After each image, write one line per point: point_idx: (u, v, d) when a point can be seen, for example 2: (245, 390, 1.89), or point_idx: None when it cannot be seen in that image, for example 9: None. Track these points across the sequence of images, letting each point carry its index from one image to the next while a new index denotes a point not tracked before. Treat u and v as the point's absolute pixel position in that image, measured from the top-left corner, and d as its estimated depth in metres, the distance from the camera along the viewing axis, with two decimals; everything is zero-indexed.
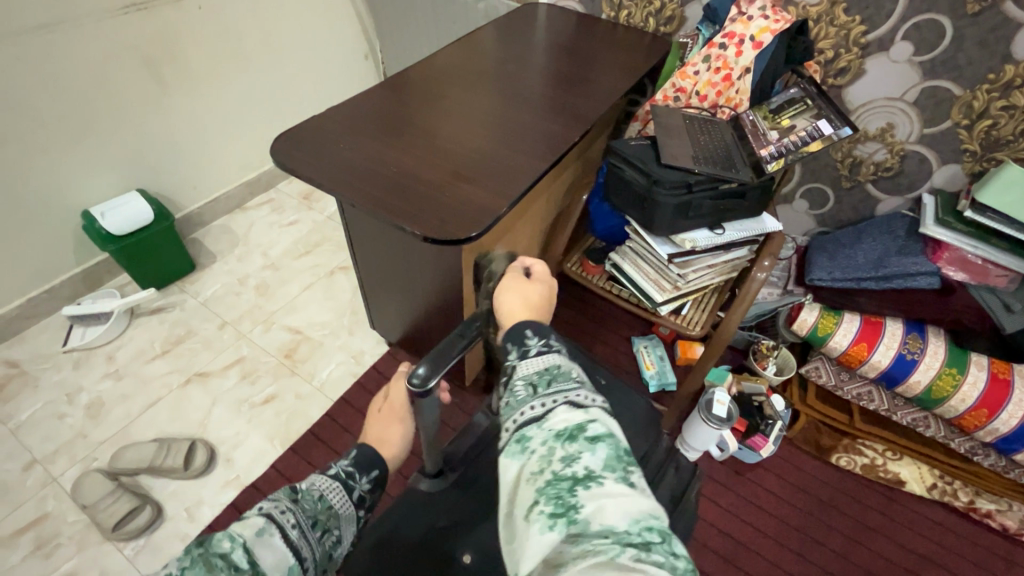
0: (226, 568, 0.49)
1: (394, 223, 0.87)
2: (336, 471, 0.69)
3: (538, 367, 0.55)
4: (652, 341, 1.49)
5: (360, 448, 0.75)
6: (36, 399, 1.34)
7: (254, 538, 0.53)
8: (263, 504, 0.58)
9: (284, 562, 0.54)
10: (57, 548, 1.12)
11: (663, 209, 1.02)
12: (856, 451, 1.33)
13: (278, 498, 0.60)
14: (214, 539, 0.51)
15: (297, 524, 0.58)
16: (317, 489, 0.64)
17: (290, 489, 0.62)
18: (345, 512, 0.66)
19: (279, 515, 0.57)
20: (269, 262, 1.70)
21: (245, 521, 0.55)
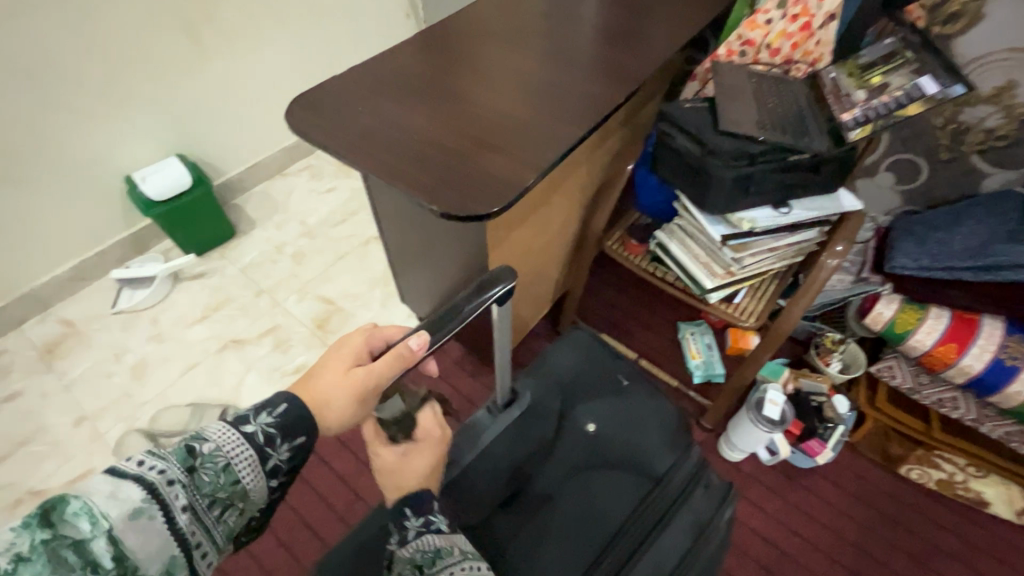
0: (80, 567, 0.37)
1: (411, 195, 0.80)
2: (253, 428, 0.47)
3: (428, 547, 0.48)
4: (700, 328, 1.36)
5: (291, 402, 0.50)
6: (87, 358, 1.40)
7: (122, 525, 0.39)
8: (144, 464, 0.42)
9: (165, 551, 0.41)
10: None
11: (718, 184, 0.88)
12: (931, 465, 1.16)
13: (168, 455, 0.44)
14: (68, 516, 0.38)
15: (189, 505, 0.43)
16: (222, 452, 0.46)
17: (185, 450, 0.44)
18: (261, 483, 0.47)
19: (164, 490, 0.42)
20: (306, 230, 1.68)
21: (114, 489, 0.40)
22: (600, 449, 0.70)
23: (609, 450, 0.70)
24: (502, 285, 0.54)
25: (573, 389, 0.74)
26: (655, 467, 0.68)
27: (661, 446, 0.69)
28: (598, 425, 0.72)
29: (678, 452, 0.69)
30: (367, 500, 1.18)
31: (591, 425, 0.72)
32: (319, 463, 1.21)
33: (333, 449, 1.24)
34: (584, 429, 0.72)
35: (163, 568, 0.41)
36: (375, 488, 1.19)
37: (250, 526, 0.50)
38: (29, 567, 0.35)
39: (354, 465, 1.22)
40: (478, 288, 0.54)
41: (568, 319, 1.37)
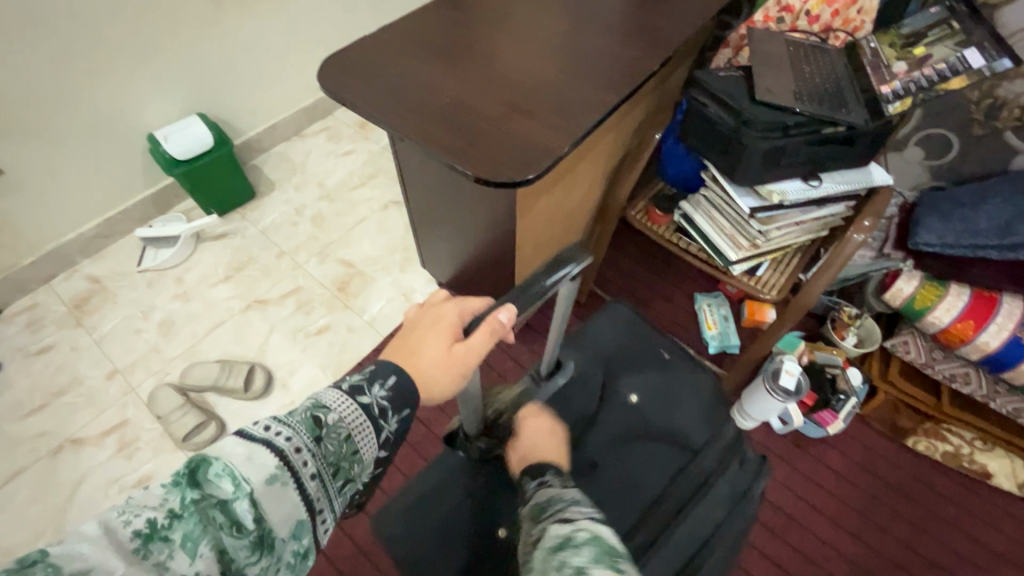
0: (227, 526, 0.40)
1: (446, 160, 0.80)
2: (368, 400, 0.50)
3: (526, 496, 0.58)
4: (717, 300, 1.38)
5: (399, 375, 0.52)
6: (116, 314, 1.44)
7: (261, 491, 0.42)
8: (273, 432, 0.44)
9: (295, 516, 0.43)
10: (138, 451, 1.22)
11: (750, 155, 0.88)
12: (939, 437, 1.20)
13: (296, 423, 0.46)
14: (212, 477, 0.41)
15: (316, 473, 0.46)
16: (343, 423, 0.48)
17: (312, 421, 0.47)
18: (373, 452, 0.51)
19: (292, 457, 0.44)
20: (325, 192, 1.69)
21: (250, 456, 0.42)
22: (633, 416, 0.76)
23: (640, 415, 0.75)
24: (574, 265, 0.55)
25: (619, 360, 0.80)
26: (686, 437, 0.72)
27: (694, 417, 0.74)
28: (640, 397, 0.77)
29: (706, 426, 0.73)
30: (389, 457, 1.22)
31: (633, 395, 0.77)
32: None
33: None
34: (626, 399, 0.77)
35: (290, 533, 0.43)
36: (399, 447, 1.23)
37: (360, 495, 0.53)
38: (183, 524, 0.38)
39: None
40: (552, 266, 0.54)
41: (587, 289, 1.38)
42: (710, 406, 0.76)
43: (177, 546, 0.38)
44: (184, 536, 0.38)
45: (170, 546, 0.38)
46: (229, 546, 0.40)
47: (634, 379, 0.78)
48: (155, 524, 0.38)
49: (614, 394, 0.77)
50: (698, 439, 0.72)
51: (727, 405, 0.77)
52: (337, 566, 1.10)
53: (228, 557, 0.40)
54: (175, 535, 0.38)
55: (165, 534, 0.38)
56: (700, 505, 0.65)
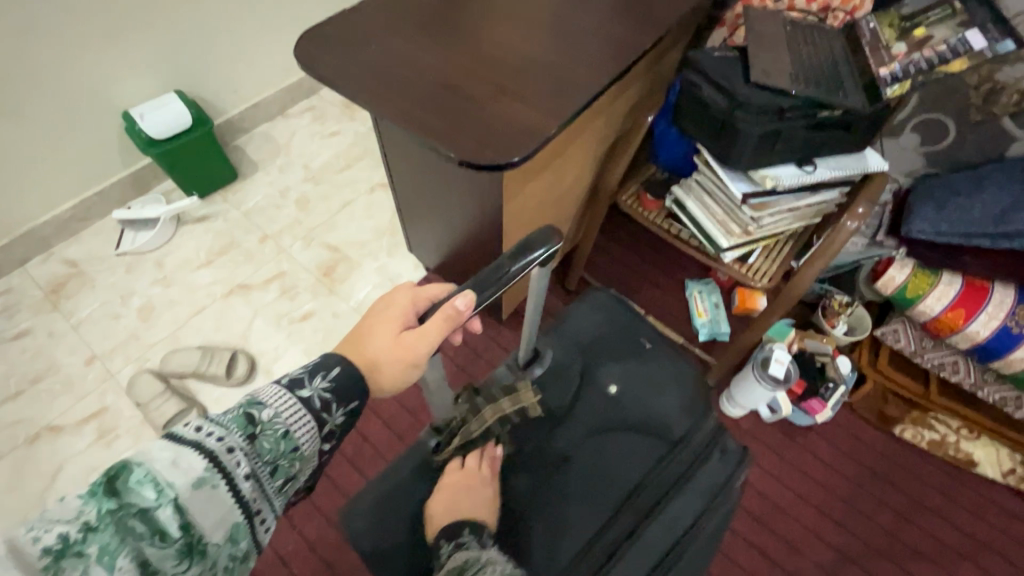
0: (148, 535, 0.38)
1: (428, 142, 0.77)
2: (308, 393, 0.49)
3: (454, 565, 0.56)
4: (708, 287, 1.36)
5: (343, 365, 0.52)
6: (93, 298, 1.40)
7: (186, 495, 0.39)
8: (204, 432, 0.42)
9: (229, 518, 0.41)
10: (117, 439, 1.20)
11: (744, 139, 0.85)
12: (926, 425, 1.20)
13: (228, 422, 0.44)
14: (133, 485, 0.38)
15: (251, 472, 0.43)
16: (281, 419, 0.46)
17: (245, 418, 0.45)
18: (315, 447, 0.49)
19: (224, 458, 0.42)
20: (310, 174, 1.64)
21: (175, 459, 0.40)
22: (617, 408, 0.74)
23: (624, 407, 0.74)
24: (545, 246, 0.52)
25: (604, 349, 0.78)
26: (671, 427, 0.71)
27: (678, 407, 0.73)
28: (617, 387, 0.75)
29: (692, 416, 0.72)
30: (375, 445, 1.20)
31: (612, 385, 0.75)
32: None
33: None
34: (606, 390, 0.75)
35: (226, 536, 0.41)
36: (385, 435, 1.21)
37: (304, 492, 0.51)
38: (97, 537, 0.36)
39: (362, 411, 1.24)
40: (520, 249, 0.51)
41: (577, 275, 1.36)
42: (695, 397, 0.75)
43: (92, 561, 0.36)
44: (99, 549, 0.36)
45: (85, 561, 0.36)
46: (152, 556, 0.38)
47: (619, 370, 0.76)
48: (67, 538, 0.36)
49: (600, 381, 0.76)
50: (683, 429, 0.71)
51: (713, 396, 0.76)
52: (320, 555, 1.09)
53: (152, 567, 0.38)
54: (91, 549, 0.36)
55: (79, 549, 0.36)
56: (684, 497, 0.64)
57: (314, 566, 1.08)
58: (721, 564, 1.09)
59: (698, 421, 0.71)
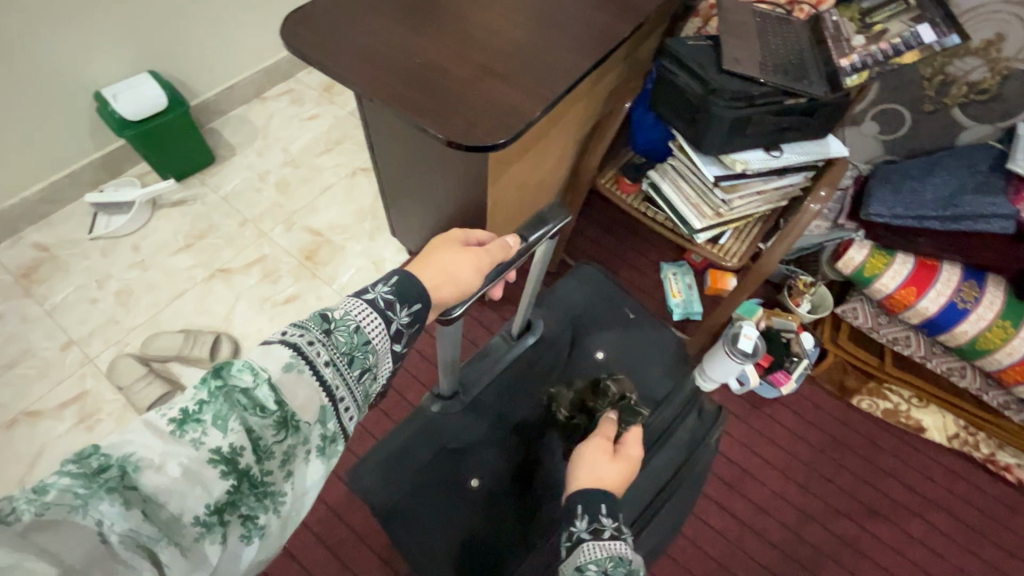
0: (250, 407, 0.41)
1: (416, 123, 0.79)
2: (372, 296, 0.51)
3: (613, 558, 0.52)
4: (682, 269, 1.42)
5: (401, 275, 0.54)
6: (68, 282, 1.37)
7: (280, 377, 0.43)
8: (285, 331, 0.45)
9: (317, 400, 0.45)
10: (99, 422, 1.19)
11: (716, 124, 0.90)
12: (880, 395, 1.29)
13: (305, 322, 0.47)
14: (233, 369, 0.42)
15: (330, 361, 0.46)
16: (351, 317, 0.49)
17: (320, 316, 0.48)
18: (385, 345, 0.51)
19: (307, 348, 0.45)
20: (290, 158, 1.63)
21: (268, 349, 0.44)
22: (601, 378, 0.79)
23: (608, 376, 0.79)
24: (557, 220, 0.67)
25: (588, 323, 0.83)
26: (650, 394, 0.77)
27: (658, 375, 0.79)
28: (606, 353, 0.81)
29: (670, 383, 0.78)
30: (362, 423, 1.22)
31: (601, 352, 0.81)
32: None
33: None
34: (593, 355, 0.81)
35: (316, 416, 0.45)
36: (372, 414, 1.23)
37: (387, 393, 0.53)
38: (211, 407, 0.40)
39: None
40: (535, 223, 0.66)
41: (558, 257, 1.40)
42: (673, 365, 0.81)
43: (209, 426, 0.40)
44: (214, 416, 0.40)
45: (203, 425, 0.39)
46: (256, 425, 0.41)
47: (602, 343, 0.82)
48: (187, 410, 0.39)
49: (583, 352, 0.81)
50: (662, 396, 0.77)
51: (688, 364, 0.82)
52: (311, 529, 1.11)
53: (256, 435, 0.41)
54: (206, 416, 0.40)
55: (196, 419, 0.39)
56: (663, 454, 0.70)
57: (306, 541, 1.10)
58: (695, 526, 1.16)
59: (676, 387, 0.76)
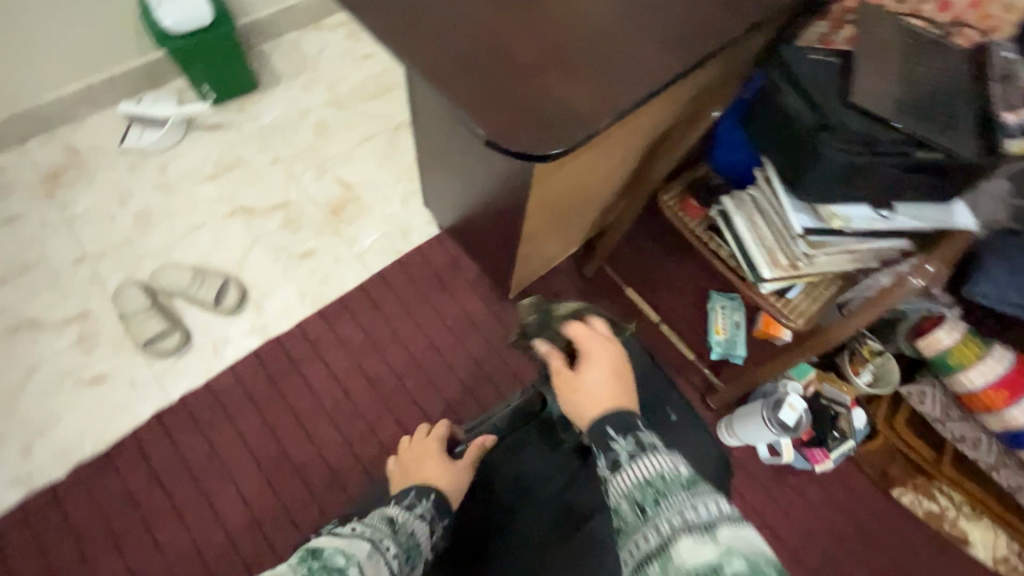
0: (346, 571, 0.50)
1: (460, 109, 0.66)
2: (419, 510, 0.66)
3: (642, 479, 0.48)
4: (733, 303, 1.27)
5: (437, 492, 0.70)
6: (91, 193, 1.33)
7: (365, 561, 0.53)
8: (357, 527, 0.58)
9: None
10: (97, 346, 1.16)
11: (820, 169, 0.74)
12: (927, 495, 1.14)
13: (373, 522, 0.60)
14: (326, 553, 0.51)
15: (396, 553, 0.57)
16: (404, 523, 0.62)
17: (386, 519, 0.61)
18: (423, 549, 0.63)
19: (379, 542, 0.57)
20: (334, 98, 1.51)
21: (350, 541, 0.55)
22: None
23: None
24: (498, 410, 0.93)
25: None
26: None
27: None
28: None
29: None
30: (356, 403, 1.16)
31: None
32: (315, 358, 1.18)
33: (330, 346, 1.20)
34: None
35: None
36: (367, 395, 1.16)
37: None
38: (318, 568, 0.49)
39: (348, 364, 1.19)
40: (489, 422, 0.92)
41: (597, 265, 1.26)
42: None
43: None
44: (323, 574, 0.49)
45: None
46: None
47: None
48: (302, 567, 0.49)
49: None
50: None
51: None
52: (283, 503, 1.06)
53: None
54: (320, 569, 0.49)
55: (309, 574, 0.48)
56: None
57: (276, 514, 1.05)
58: None
59: None
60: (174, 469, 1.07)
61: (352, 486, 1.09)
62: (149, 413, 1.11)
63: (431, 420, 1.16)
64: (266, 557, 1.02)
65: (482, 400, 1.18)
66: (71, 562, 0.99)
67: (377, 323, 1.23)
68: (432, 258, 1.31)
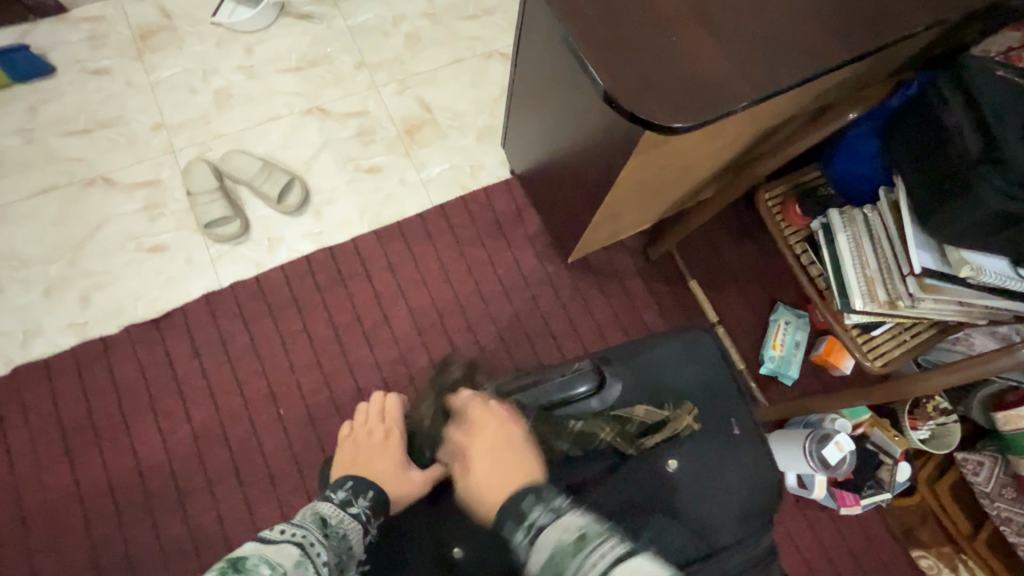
0: None
1: (589, 60, 0.61)
2: (355, 510, 0.65)
3: (569, 541, 0.47)
4: (799, 320, 1.18)
5: (375, 490, 0.69)
6: (177, 61, 1.31)
7: (292, 571, 0.50)
8: (287, 531, 0.55)
9: None
10: (161, 217, 1.18)
11: (968, 209, 0.66)
12: (948, 564, 1.07)
13: (305, 525, 0.58)
14: (250, 563, 0.49)
15: (328, 560, 0.56)
16: (340, 525, 0.61)
17: (319, 521, 0.60)
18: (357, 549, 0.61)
19: (308, 546, 0.55)
20: (431, 10, 1.42)
21: (278, 546, 0.52)
22: (664, 486, 0.64)
23: (671, 491, 0.64)
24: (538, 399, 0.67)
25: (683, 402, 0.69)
26: (719, 533, 0.63)
27: (729, 517, 0.64)
28: (678, 466, 0.65)
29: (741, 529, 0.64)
30: (393, 329, 1.16)
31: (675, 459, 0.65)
32: (362, 275, 1.18)
33: (380, 268, 1.19)
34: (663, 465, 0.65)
35: None
36: (405, 324, 1.16)
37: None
38: None
39: (393, 290, 1.18)
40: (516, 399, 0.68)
41: (664, 248, 1.18)
42: (747, 486, 0.66)
43: None
44: None
45: None
46: None
47: (679, 444, 0.66)
48: None
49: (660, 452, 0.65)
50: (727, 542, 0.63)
51: (758, 487, 0.66)
52: (307, 408, 1.09)
53: None
54: None
55: None
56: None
57: (298, 415, 1.09)
58: None
59: (746, 533, 0.64)
60: (214, 352, 1.10)
61: None
62: (199, 293, 1.14)
63: (460, 362, 1.15)
64: (282, 453, 1.06)
65: (515, 356, 1.16)
66: (110, 412, 1.06)
67: (429, 256, 1.21)
68: (497, 203, 1.26)
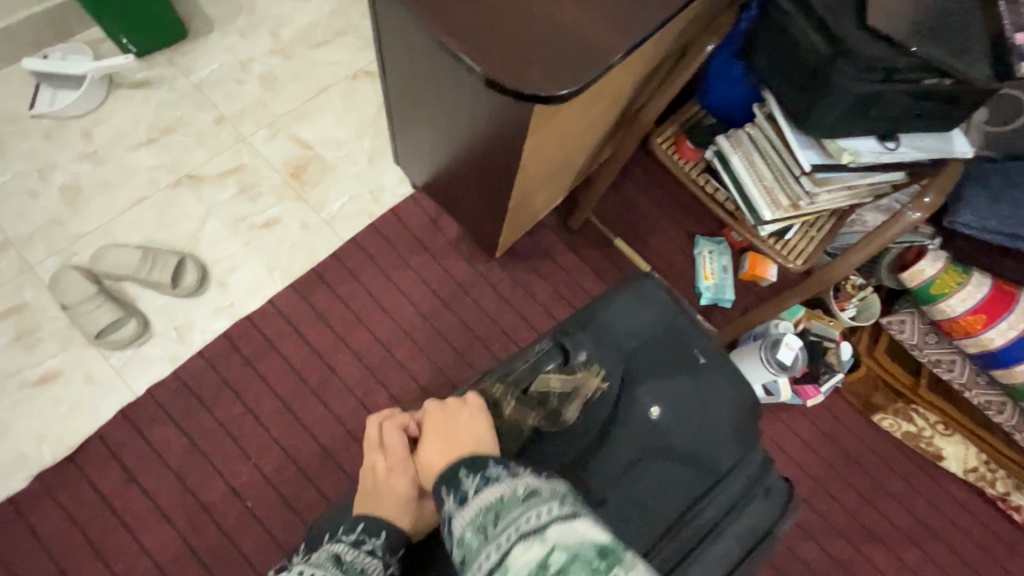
0: None
1: (462, 52, 0.60)
2: (371, 544, 0.62)
3: (494, 498, 0.54)
4: (720, 247, 1.25)
5: (388, 527, 0.64)
6: (3, 168, 1.15)
7: None
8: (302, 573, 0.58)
9: None
10: (39, 342, 1.03)
11: (834, 96, 0.72)
12: (905, 417, 1.19)
13: (321, 562, 0.60)
14: None
15: None
16: (355, 561, 0.60)
17: (334, 557, 0.61)
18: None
19: None
20: (278, 46, 1.34)
21: None
22: (658, 434, 0.68)
23: (662, 433, 0.68)
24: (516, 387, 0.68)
25: (651, 354, 0.71)
26: (718, 461, 0.69)
27: (725, 437, 0.69)
28: (661, 412, 0.68)
29: (736, 449, 0.70)
30: (343, 377, 1.09)
31: (656, 409, 0.68)
32: (294, 335, 1.10)
33: (308, 320, 1.12)
34: (646, 411, 0.68)
35: None
36: (355, 370, 1.10)
37: None
38: None
39: (332, 339, 1.11)
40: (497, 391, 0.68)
41: (584, 216, 1.20)
42: (740, 411, 0.71)
43: None
44: None
45: None
46: None
47: (656, 392, 0.69)
48: None
49: (638, 402, 0.68)
50: (727, 466, 0.69)
51: (744, 408, 0.71)
52: (278, 489, 1.01)
53: None
54: None
55: None
56: (715, 547, 0.68)
57: (271, 500, 1.00)
58: None
59: (739, 454, 0.69)
60: (151, 467, 0.99)
61: (349, 464, 1.04)
62: (112, 411, 1.01)
63: (423, 388, 1.11)
64: (265, 545, 0.97)
65: (475, 364, 1.14)
66: None
67: (357, 292, 1.15)
68: (409, 220, 1.22)
